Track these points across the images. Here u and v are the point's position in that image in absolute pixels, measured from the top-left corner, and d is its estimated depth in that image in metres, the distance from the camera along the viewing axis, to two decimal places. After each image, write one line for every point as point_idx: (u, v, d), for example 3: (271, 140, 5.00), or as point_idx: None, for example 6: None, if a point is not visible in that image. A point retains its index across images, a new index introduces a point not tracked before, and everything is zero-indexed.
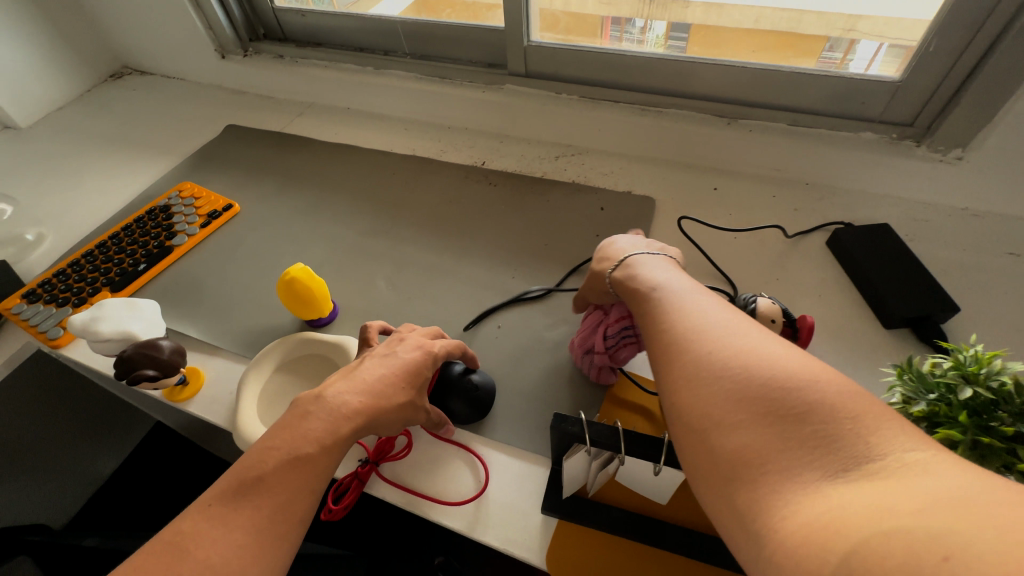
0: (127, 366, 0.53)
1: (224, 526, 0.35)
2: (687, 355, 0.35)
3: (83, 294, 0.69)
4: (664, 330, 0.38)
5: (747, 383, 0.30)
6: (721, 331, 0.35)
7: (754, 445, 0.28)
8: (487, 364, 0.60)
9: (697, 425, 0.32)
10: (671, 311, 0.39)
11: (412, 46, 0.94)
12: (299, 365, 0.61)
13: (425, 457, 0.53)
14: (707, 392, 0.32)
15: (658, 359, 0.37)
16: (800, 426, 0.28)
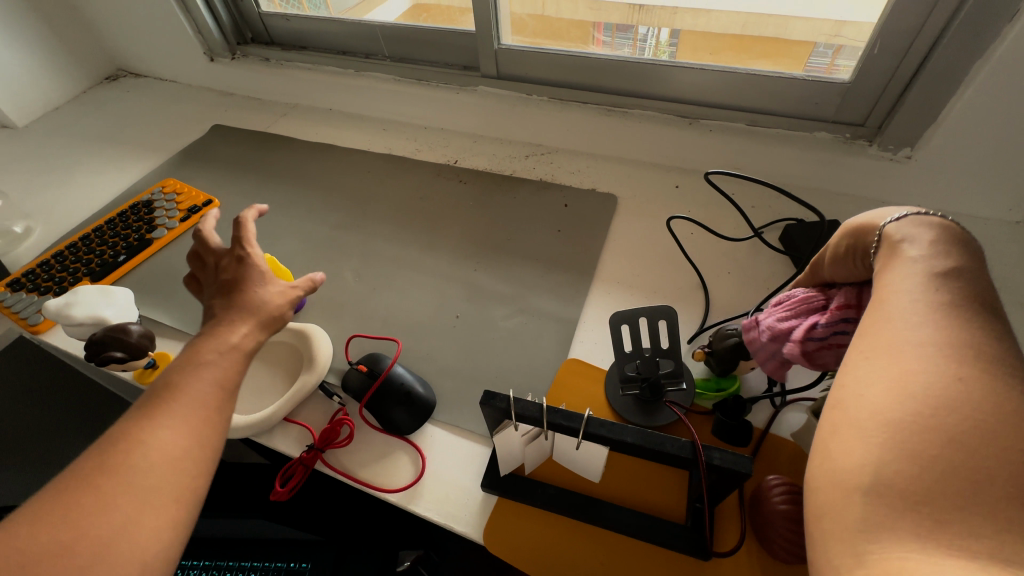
0: (97, 348, 0.56)
1: (161, 418, 0.38)
2: (913, 353, 0.27)
3: (64, 283, 0.72)
4: (892, 311, 0.30)
5: (962, 422, 0.24)
6: (974, 352, 0.26)
7: (923, 474, 0.23)
8: (443, 352, 0.62)
9: (869, 421, 0.26)
10: (893, 297, 0.31)
11: (392, 49, 0.97)
12: (264, 349, 0.63)
13: (376, 441, 0.55)
14: (908, 401, 0.25)
15: (873, 339, 0.30)
16: (1003, 488, 0.22)
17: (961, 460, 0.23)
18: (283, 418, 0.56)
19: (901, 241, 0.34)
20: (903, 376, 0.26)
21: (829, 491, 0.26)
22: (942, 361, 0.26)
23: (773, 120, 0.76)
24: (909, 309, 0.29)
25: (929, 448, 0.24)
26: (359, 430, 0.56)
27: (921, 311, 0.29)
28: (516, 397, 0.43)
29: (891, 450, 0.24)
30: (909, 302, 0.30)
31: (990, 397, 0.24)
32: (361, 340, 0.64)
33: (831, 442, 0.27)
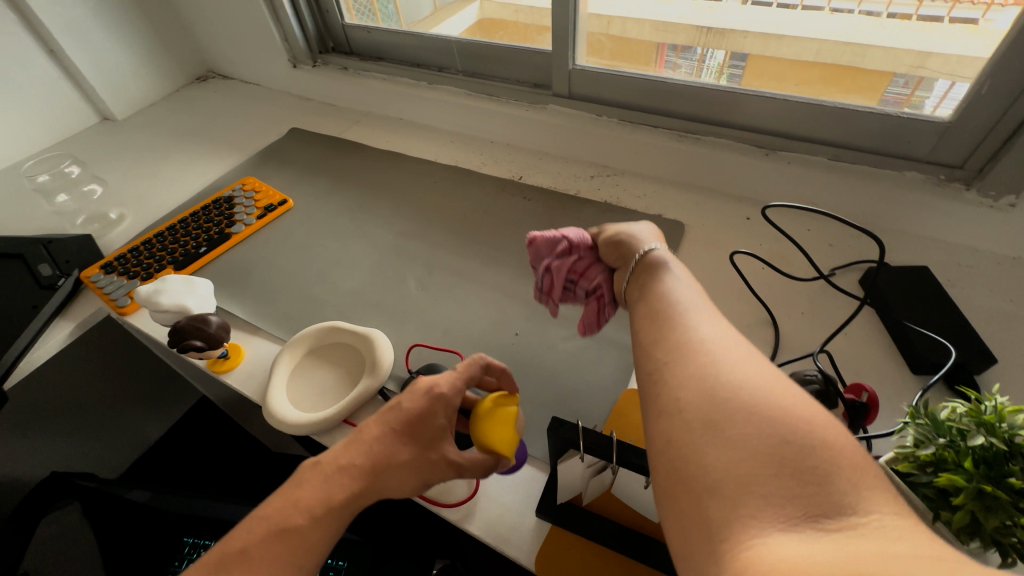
0: (179, 335, 0.60)
1: (299, 506, 0.40)
2: (677, 374, 0.34)
3: (151, 270, 0.76)
4: (660, 347, 0.38)
5: (728, 409, 0.30)
6: (704, 362, 0.34)
7: (735, 470, 0.28)
8: (501, 368, 0.62)
9: (678, 454, 0.31)
10: (674, 324, 0.39)
11: (465, 64, 1.00)
12: (327, 350, 0.65)
13: None
14: (686, 417, 0.32)
15: (672, 394, 0.33)
16: (784, 466, 0.27)
17: (748, 442, 0.29)
18: (342, 420, 0.58)
19: (641, 285, 0.47)
20: (672, 407, 0.33)
21: (692, 538, 0.28)
22: (686, 376, 0.34)
23: (859, 157, 0.72)
24: (668, 341, 0.38)
25: (720, 442, 0.29)
26: None
27: (673, 338, 0.38)
28: (585, 427, 0.43)
29: (705, 468, 0.29)
30: (671, 334, 0.38)
31: (728, 382, 0.32)
32: (419, 349, 0.65)
33: (668, 489, 0.31)
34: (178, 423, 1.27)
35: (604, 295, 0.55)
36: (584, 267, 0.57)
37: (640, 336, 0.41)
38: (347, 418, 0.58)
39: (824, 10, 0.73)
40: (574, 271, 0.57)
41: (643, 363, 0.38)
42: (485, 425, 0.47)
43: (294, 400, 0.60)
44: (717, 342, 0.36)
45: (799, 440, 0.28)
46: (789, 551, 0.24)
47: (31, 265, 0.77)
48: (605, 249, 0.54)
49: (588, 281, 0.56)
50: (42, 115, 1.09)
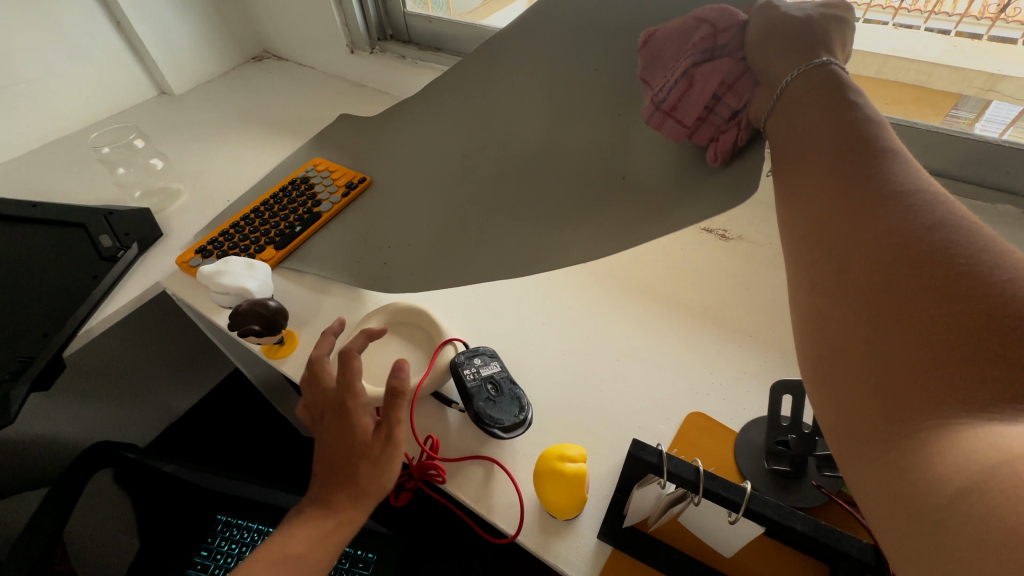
0: (240, 319, 0.59)
1: (288, 538, 0.45)
2: (846, 244, 0.30)
3: (252, 250, 0.75)
4: (816, 212, 0.33)
5: (914, 278, 0.26)
6: (890, 217, 0.29)
7: (916, 349, 0.25)
8: (561, 377, 0.60)
9: (841, 333, 0.28)
10: (841, 177, 0.33)
11: None
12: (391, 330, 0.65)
13: (478, 463, 0.53)
14: (851, 292, 0.28)
15: (844, 263, 0.30)
16: (984, 342, 0.23)
17: (940, 318, 0.24)
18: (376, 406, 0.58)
19: (789, 129, 0.39)
20: (832, 284, 0.30)
21: (845, 414, 0.27)
22: (857, 245, 0.29)
23: (949, 184, 0.69)
24: (827, 205, 0.32)
25: (899, 319, 0.26)
26: (469, 445, 0.54)
27: (832, 202, 0.32)
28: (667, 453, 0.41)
29: (869, 343, 0.27)
30: (829, 194, 0.33)
31: (913, 247, 0.27)
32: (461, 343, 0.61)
33: (821, 368, 0.29)
34: (210, 398, 1.29)
35: (752, 116, 0.44)
36: (734, 78, 0.45)
37: (791, 199, 0.36)
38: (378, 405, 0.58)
39: (889, 25, 0.72)
40: (724, 83, 0.45)
41: (792, 236, 0.35)
42: (546, 484, 0.46)
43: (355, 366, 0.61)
44: (899, 196, 0.30)
45: (1018, 314, 0.23)
46: (982, 437, 0.22)
47: (93, 235, 0.78)
48: (771, 50, 0.43)
49: (736, 98, 0.45)
50: (105, 85, 1.10)
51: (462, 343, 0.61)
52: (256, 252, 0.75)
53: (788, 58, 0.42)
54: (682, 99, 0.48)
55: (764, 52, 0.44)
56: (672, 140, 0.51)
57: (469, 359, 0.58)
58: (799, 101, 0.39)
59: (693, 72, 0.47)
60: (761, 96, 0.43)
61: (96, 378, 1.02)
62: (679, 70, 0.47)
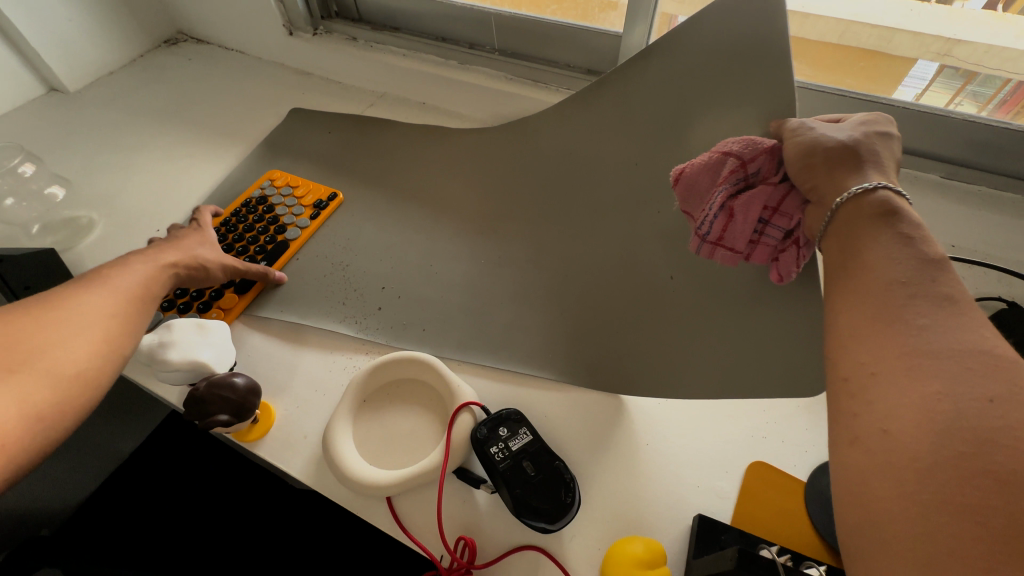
0: (199, 408, 0.46)
1: (92, 301, 0.43)
2: (883, 400, 0.26)
3: (208, 298, 0.62)
4: (855, 355, 0.29)
5: (961, 465, 0.22)
6: (933, 381, 0.25)
7: (961, 552, 0.21)
8: (601, 433, 0.51)
9: (875, 510, 0.24)
10: (874, 316, 0.29)
11: (502, 42, 0.85)
12: (393, 394, 0.55)
13: (525, 556, 0.44)
14: (892, 464, 0.24)
15: (880, 424, 0.26)
16: None
17: (993, 524, 0.21)
18: (388, 496, 0.48)
19: (835, 248, 0.34)
20: (869, 449, 0.26)
21: None
22: (906, 406, 0.25)
23: (977, 175, 0.66)
24: (868, 348, 0.28)
25: (945, 511, 0.22)
26: (508, 534, 0.46)
27: (874, 347, 0.28)
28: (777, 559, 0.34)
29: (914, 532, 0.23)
30: (868, 340, 0.29)
31: (967, 426, 0.23)
32: (479, 409, 0.50)
33: (856, 545, 0.25)
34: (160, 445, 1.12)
35: (808, 235, 0.38)
36: (778, 199, 0.39)
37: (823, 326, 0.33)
38: (388, 495, 0.48)
39: None
40: (767, 206, 0.40)
41: (826, 377, 0.31)
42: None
43: (359, 446, 0.51)
44: (945, 357, 0.26)
45: None
46: None
47: None
48: (812, 163, 0.37)
49: (785, 220, 0.39)
50: None
51: (481, 408, 0.51)
52: (215, 299, 0.62)
53: (833, 166, 0.36)
54: (726, 229, 0.41)
55: (806, 173, 0.38)
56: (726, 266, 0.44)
57: (494, 431, 0.48)
58: (846, 226, 0.34)
59: (732, 204, 0.41)
60: (813, 217, 0.37)
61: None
62: (714, 206, 0.41)
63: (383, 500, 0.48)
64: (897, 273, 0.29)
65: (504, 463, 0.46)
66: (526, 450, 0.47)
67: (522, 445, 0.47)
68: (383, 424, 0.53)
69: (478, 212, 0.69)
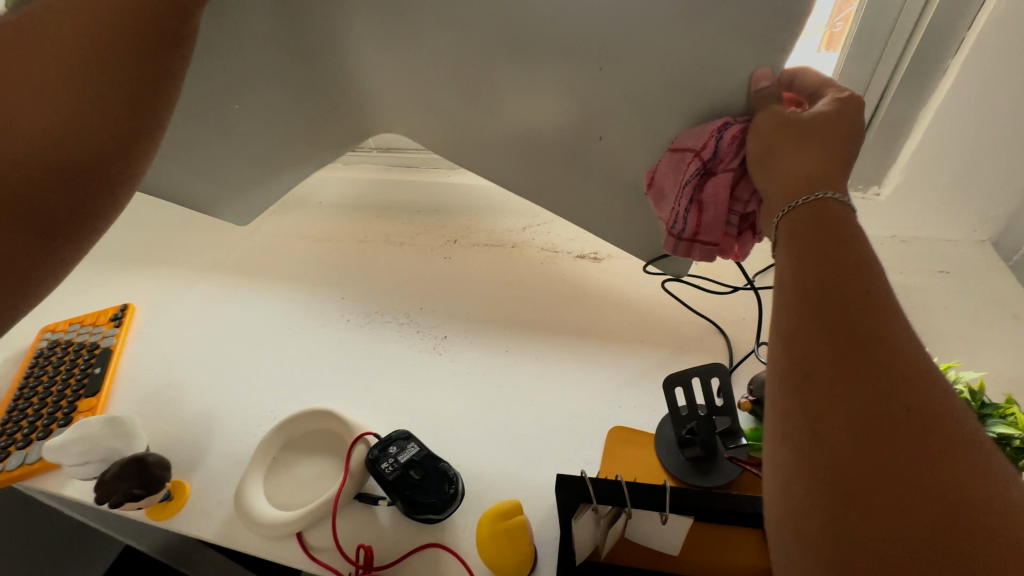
0: (106, 489, 0.52)
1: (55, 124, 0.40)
2: (824, 353, 0.31)
3: (63, 414, 0.67)
4: (800, 319, 0.33)
5: (875, 406, 0.28)
6: (879, 348, 0.30)
7: (866, 467, 0.27)
8: (487, 439, 0.60)
9: (804, 430, 0.30)
10: (820, 295, 0.33)
11: (377, 142, 1.01)
12: (302, 441, 0.61)
13: (423, 554, 0.50)
14: (825, 460, 0.29)
15: (820, 367, 0.31)
16: (918, 483, 0.26)
17: (883, 448, 0.27)
18: (297, 530, 0.53)
19: (791, 239, 0.38)
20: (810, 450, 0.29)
21: (797, 507, 0.29)
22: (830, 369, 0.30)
23: None
24: (820, 356, 0.31)
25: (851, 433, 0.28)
26: (408, 538, 0.51)
27: (811, 311, 0.33)
28: (591, 478, 0.42)
29: (838, 514, 0.27)
30: (818, 311, 0.33)
31: (888, 380, 0.29)
32: (372, 435, 0.58)
33: (784, 523, 0.30)
34: None
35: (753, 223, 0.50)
36: (735, 184, 0.49)
37: (778, 297, 0.36)
38: (298, 530, 0.53)
39: None
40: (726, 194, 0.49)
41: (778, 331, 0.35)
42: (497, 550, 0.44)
43: (267, 495, 0.56)
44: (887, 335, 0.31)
45: (946, 469, 0.26)
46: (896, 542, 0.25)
47: None
48: (783, 154, 0.44)
49: (742, 204, 0.49)
50: None
51: (374, 436, 0.58)
52: (72, 411, 0.67)
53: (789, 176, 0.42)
54: (698, 224, 0.51)
55: (763, 170, 0.45)
56: (704, 258, 0.54)
57: (385, 450, 0.55)
58: (793, 226, 0.39)
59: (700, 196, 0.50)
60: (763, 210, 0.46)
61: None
62: (684, 204, 0.51)
63: (294, 537, 0.53)
64: (831, 270, 0.34)
65: (390, 473, 0.53)
66: (411, 459, 0.54)
67: (407, 455, 0.54)
68: (292, 470, 0.59)
69: (378, 287, 0.82)
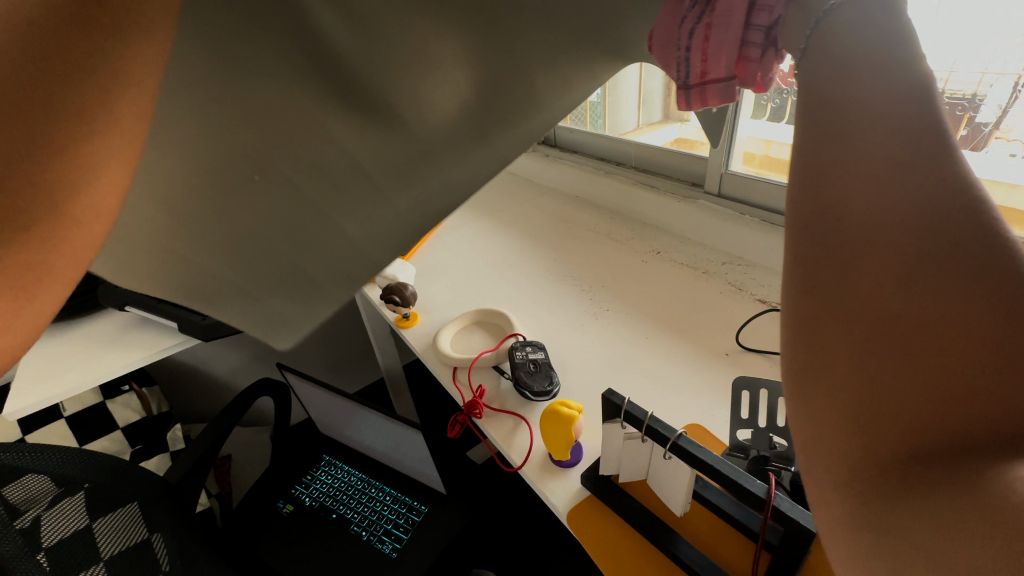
0: (388, 292, 0.93)
1: None
2: (861, 201, 0.17)
3: None
4: (828, 142, 0.18)
5: (949, 291, 0.15)
6: (947, 173, 0.16)
7: (938, 412, 0.15)
8: (596, 380, 0.76)
9: (829, 357, 0.17)
10: (880, 92, 0.17)
11: (639, 161, 1.24)
12: (482, 325, 0.89)
13: (512, 417, 0.71)
14: (862, 392, 0.16)
15: (854, 231, 0.17)
16: (1021, 417, 0.15)
17: (962, 369, 0.15)
18: (453, 366, 0.81)
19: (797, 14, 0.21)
20: (825, 310, 0.17)
21: (827, 488, 0.16)
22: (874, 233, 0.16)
23: None
24: (848, 185, 0.17)
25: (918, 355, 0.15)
26: (509, 404, 0.73)
27: (844, 123, 0.17)
28: (629, 401, 0.54)
29: (885, 499, 0.15)
30: (859, 122, 0.17)
31: (970, 235, 0.15)
32: (520, 337, 0.82)
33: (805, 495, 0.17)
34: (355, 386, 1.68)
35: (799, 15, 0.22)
36: None
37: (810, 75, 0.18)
38: (455, 366, 0.80)
39: None
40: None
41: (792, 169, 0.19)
42: (550, 424, 0.61)
43: (449, 341, 0.86)
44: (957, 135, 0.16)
45: None
46: (1002, 521, 0.14)
47: None
48: None
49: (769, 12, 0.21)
50: None
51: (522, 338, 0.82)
52: None
53: None
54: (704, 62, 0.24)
55: None
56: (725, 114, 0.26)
57: (522, 346, 0.77)
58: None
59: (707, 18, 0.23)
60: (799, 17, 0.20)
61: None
62: (687, 44, 0.23)
63: (451, 370, 0.81)
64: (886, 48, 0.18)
65: (517, 359, 0.75)
66: (534, 359, 0.75)
67: (532, 355, 0.76)
68: (469, 336, 0.87)
69: (582, 262, 1.05)
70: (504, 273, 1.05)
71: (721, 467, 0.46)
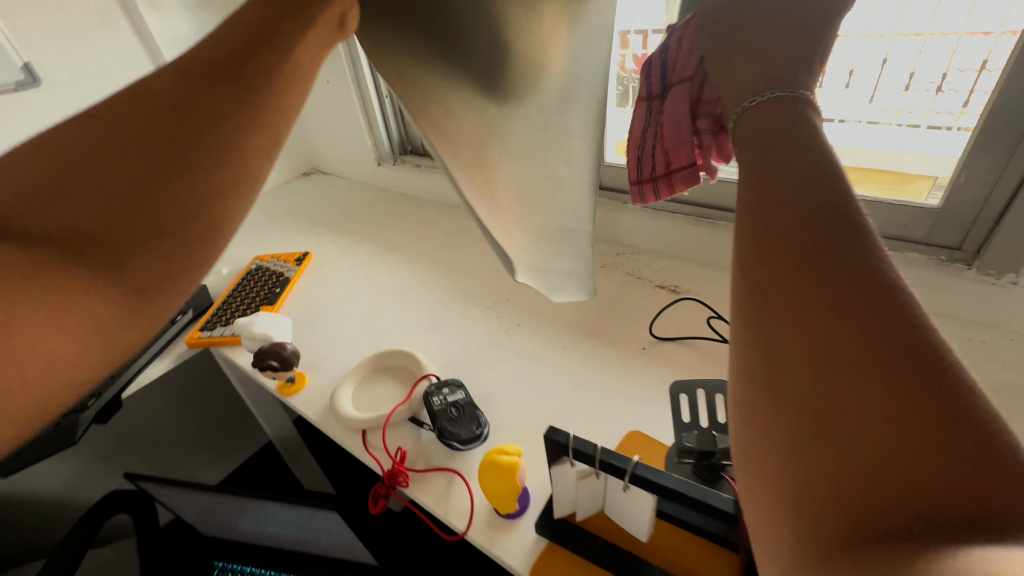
0: (261, 356, 0.77)
1: None
2: (773, 279, 0.26)
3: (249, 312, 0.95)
4: (753, 250, 0.27)
5: (842, 330, 0.23)
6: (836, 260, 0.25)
7: (853, 414, 0.22)
8: (525, 408, 0.70)
9: (769, 384, 0.24)
10: (775, 214, 0.27)
11: None
12: (385, 370, 0.78)
13: (443, 474, 0.62)
14: (797, 403, 0.23)
15: (773, 298, 0.25)
16: (911, 415, 0.21)
17: (865, 383, 0.22)
18: (361, 428, 0.69)
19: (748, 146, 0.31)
20: (764, 370, 0.25)
21: (778, 484, 0.23)
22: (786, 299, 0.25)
23: None
24: (768, 271, 0.26)
25: (830, 372, 0.22)
26: (436, 459, 0.64)
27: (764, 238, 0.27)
28: (575, 435, 0.48)
29: (822, 478, 0.21)
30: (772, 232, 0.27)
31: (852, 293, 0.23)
32: (433, 378, 0.73)
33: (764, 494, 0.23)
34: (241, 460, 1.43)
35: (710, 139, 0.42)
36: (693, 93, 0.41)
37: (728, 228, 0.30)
38: (364, 428, 0.69)
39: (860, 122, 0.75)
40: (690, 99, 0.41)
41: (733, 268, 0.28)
42: (491, 475, 0.54)
43: (350, 398, 0.73)
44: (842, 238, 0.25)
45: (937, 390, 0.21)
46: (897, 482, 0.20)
47: None
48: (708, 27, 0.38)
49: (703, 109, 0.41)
50: None
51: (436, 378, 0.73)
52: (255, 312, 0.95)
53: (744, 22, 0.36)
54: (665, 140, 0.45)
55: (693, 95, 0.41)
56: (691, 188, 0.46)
57: (439, 388, 0.68)
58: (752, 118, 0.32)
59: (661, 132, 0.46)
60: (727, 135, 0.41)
61: (131, 424, 1.16)
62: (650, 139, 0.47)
63: (359, 433, 0.69)
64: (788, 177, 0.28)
65: (436, 404, 0.66)
66: (455, 401, 0.67)
67: (452, 396, 0.67)
68: (373, 387, 0.76)
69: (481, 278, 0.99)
70: (398, 304, 0.94)
71: (685, 490, 0.43)
